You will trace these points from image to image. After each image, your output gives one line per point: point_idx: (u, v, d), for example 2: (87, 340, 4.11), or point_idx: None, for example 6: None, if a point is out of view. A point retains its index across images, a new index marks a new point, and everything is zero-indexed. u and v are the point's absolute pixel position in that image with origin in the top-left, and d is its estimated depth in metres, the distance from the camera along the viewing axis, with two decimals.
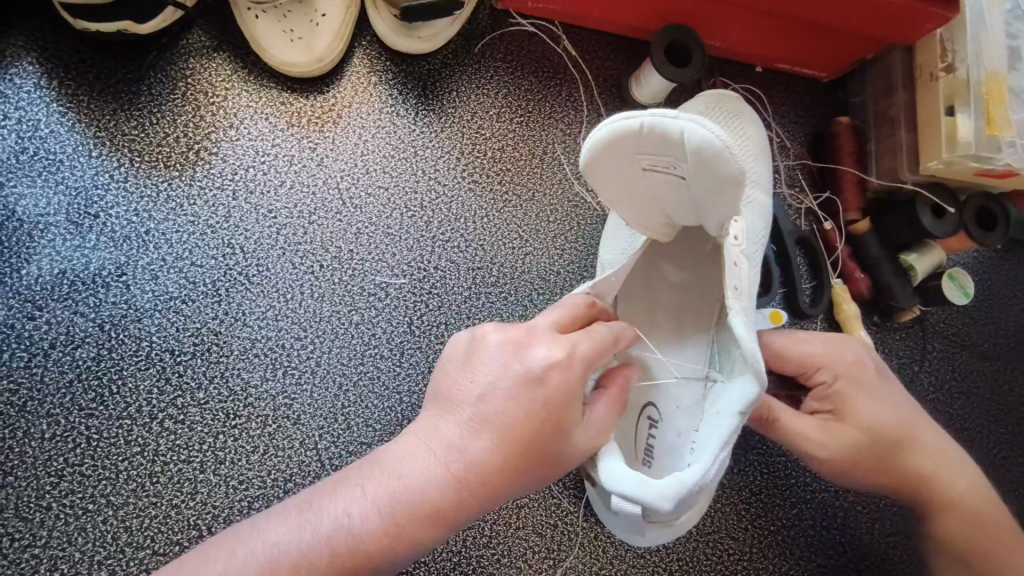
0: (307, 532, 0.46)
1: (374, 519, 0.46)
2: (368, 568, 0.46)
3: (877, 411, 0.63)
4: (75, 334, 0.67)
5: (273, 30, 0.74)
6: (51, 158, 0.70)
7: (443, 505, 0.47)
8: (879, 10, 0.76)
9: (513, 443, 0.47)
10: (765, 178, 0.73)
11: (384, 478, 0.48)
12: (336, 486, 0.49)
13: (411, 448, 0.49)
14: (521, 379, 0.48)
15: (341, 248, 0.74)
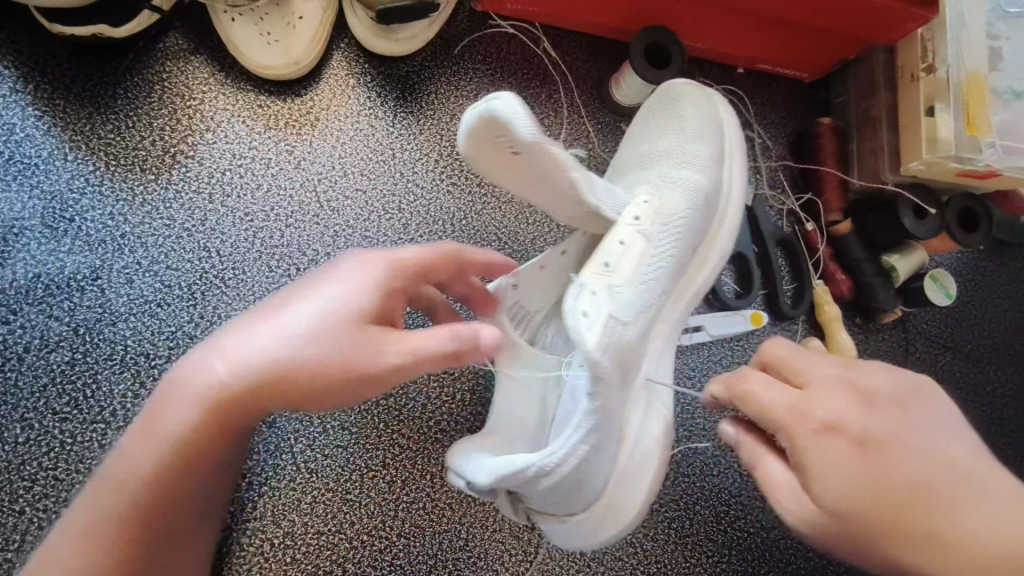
0: (134, 445, 0.49)
1: (185, 413, 0.49)
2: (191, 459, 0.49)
3: (855, 483, 0.45)
4: (49, 338, 0.67)
5: (249, 33, 0.73)
6: (26, 162, 0.70)
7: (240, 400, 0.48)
8: (860, 9, 0.76)
9: (322, 345, 0.49)
10: (714, 159, 0.71)
11: (196, 374, 0.50)
12: (157, 400, 0.51)
13: (219, 354, 0.49)
14: (343, 291, 0.51)
15: (317, 252, 0.74)
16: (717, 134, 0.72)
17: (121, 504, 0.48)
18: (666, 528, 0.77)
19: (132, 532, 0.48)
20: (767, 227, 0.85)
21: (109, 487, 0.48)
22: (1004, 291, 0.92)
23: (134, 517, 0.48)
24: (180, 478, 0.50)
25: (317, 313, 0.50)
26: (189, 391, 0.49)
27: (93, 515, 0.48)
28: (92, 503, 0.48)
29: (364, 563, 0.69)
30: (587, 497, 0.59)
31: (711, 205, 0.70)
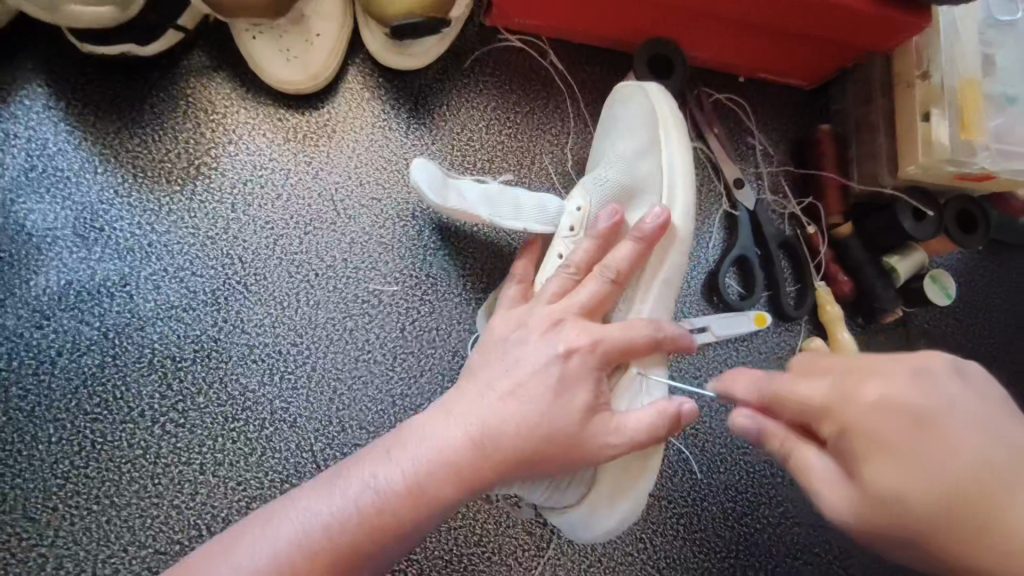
0: (453, 454, 0.52)
1: (456, 456, 0.52)
2: (413, 515, 0.50)
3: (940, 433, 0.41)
4: (80, 342, 0.70)
5: (269, 49, 0.77)
6: (58, 175, 0.73)
7: (512, 450, 0.53)
8: (854, 21, 0.78)
9: (540, 443, 0.54)
10: (647, 148, 0.72)
11: (419, 443, 0.53)
12: (412, 449, 0.52)
13: (551, 378, 0.56)
14: (602, 294, 0.62)
15: (335, 258, 0.77)
16: (652, 124, 0.73)
17: (336, 511, 0.49)
18: (674, 524, 0.79)
19: (394, 529, 0.50)
20: (770, 229, 0.87)
21: (409, 481, 0.51)
22: (1002, 291, 0.95)
23: (397, 523, 0.50)
24: (445, 508, 0.52)
25: (589, 293, 0.62)
26: (470, 419, 0.54)
27: (368, 503, 0.50)
28: (364, 485, 0.51)
29: None
30: (573, 488, 0.61)
31: (648, 196, 0.71)
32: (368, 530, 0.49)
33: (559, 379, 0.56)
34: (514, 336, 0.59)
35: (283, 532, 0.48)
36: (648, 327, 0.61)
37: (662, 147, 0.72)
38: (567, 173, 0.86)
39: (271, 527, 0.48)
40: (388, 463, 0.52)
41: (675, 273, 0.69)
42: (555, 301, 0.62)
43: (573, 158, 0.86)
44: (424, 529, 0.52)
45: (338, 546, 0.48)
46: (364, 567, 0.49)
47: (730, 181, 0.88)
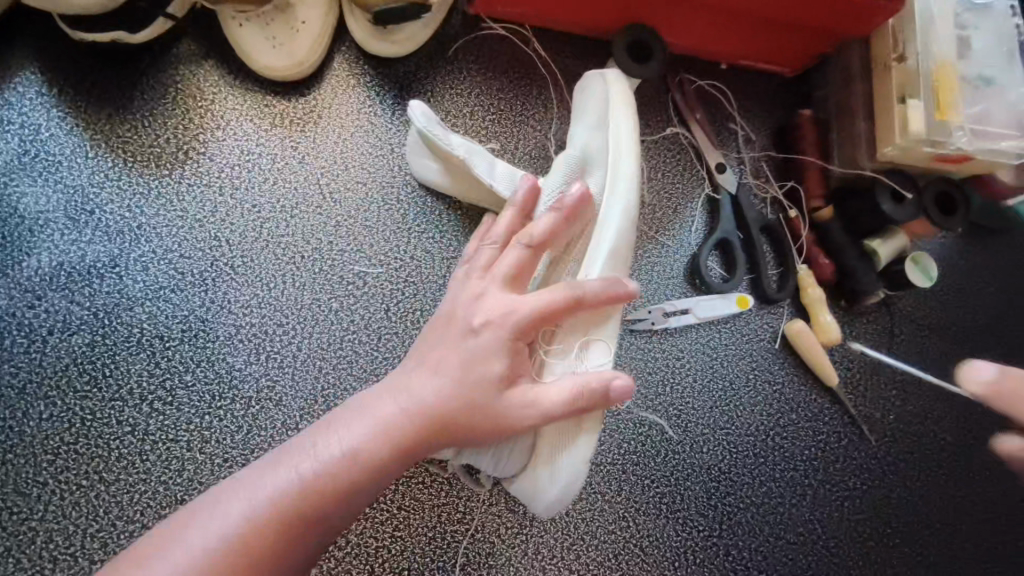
0: (394, 420, 0.54)
1: (402, 421, 0.55)
2: (355, 484, 0.52)
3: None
4: (70, 321, 0.72)
5: (256, 37, 0.79)
6: (51, 159, 0.75)
7: (455, 412, 0.56)
8: (829, 5, 0.80)
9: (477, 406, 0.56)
10: (596, 126, 0.76)
11: (364, 416, 0.55)
12: (355, 420, 0.54)
13: (473, 344, 0.58)
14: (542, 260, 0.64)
15: (320, 241, 0.79)
16: (603, 105, 0.77)
17: (284, 483, 0.50)
18: (656, 502, 0.80)
19: (338, 498, 0.51)
20: (752, 213, 0.88)
21: (349, 450, 0.53)
22: (985, 274, 0.95)
23: (341, 493, 0.51)
24: (386, 475, 0.54)
25: (512, 261, 0.63)
26: (407, 391, 0.56)
27: (312, 474, 0.51)
28: (313, 457, 0.52)
29: (367, 533, 0.72)
30: (514, 456, 0.64)
31: (593, 170, 0.74)
32: (321, 498, 0.51)
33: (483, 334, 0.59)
34: (462, 308, 0.61)
35: (235, 508, 0.49)
36: (570, 290, 0.61)
37: (610, 123, 0.75)
38: (550, 157, 0.87)
39: (235, 498, 0.50)
40: (334, 438, 0.53)
41: (620, 250, 0.70)
42: (481, 275, 0.63)
43: (556, 143, 0.88)
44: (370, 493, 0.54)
45: (286, 515, 0.49)
46: (306, 541, 0.50)
47: (711, 167, 0.89)
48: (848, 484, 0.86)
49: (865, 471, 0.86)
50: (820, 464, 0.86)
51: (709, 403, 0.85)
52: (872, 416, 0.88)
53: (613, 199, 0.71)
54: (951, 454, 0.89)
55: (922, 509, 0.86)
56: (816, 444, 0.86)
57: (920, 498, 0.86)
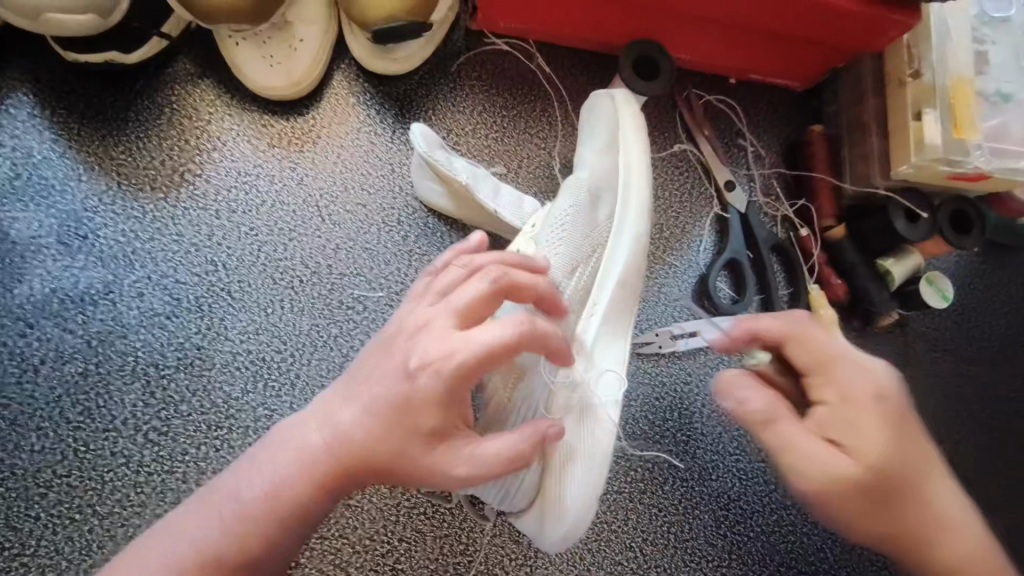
0: (313, 457, 0.48)
1: (324, 456, 0.48)
2: (275, 526, 0.47)
3: (876, 443, 0.53)
4: (63, 350, 0.70)
5: (253, 55, 0.77)
6: (43, 183, 0.73)
7: (378, 451, 0.48)
8: (842, 19, 0.77)
9: (399, 444, 0.48)
10: (606, 149, 0.77)
11: (282, 449, 0.49)
12: (275, 453, 0.49)
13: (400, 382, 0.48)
14: (499, 292, 0.52)
15: (319, 264, 0.77)
16: (612, 127, 0.78)
17: (203, 530, 0.46)
18: (665, 533, 0.78)
19: (266, 543, 0.47)
20: (762, 233, 0.86)
21: (267, 491, 0.47)
22: (1002, 292, 0.93)
23: (262, 538, 0.46)
24: (310, 516, 0.48)
25: (468, 294, 0.51)
26: (328, 420, 0.49)
27: (229, 519, 0.46)
28: (233, 501, 0.47)
29: (367, 567, 0.70)
30: (521, 493, 0.63)
31: (606, 194, 0.75)
32: (247, 544, 0.46)
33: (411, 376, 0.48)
34: (399, 341, 0.50)
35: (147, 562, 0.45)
36: (522, 326, 0.49)
37: (619, 148, 0.77)
38: (555, 177, 0.85)
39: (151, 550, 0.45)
40: (255, 478, 0.48)
41: (630, 276, 0.73)
42: (428, 303, 0.51)
43: (561, 161, 0.86)
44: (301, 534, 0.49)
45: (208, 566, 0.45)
46: None
47: (721, 184, 0.87)
48: None
49: None
50: None
51: (719, 429, 0.82)
52: None
53: (624, 226, 0.74)
54: (969, 479, 0.86)
55: None
56: None
57: None
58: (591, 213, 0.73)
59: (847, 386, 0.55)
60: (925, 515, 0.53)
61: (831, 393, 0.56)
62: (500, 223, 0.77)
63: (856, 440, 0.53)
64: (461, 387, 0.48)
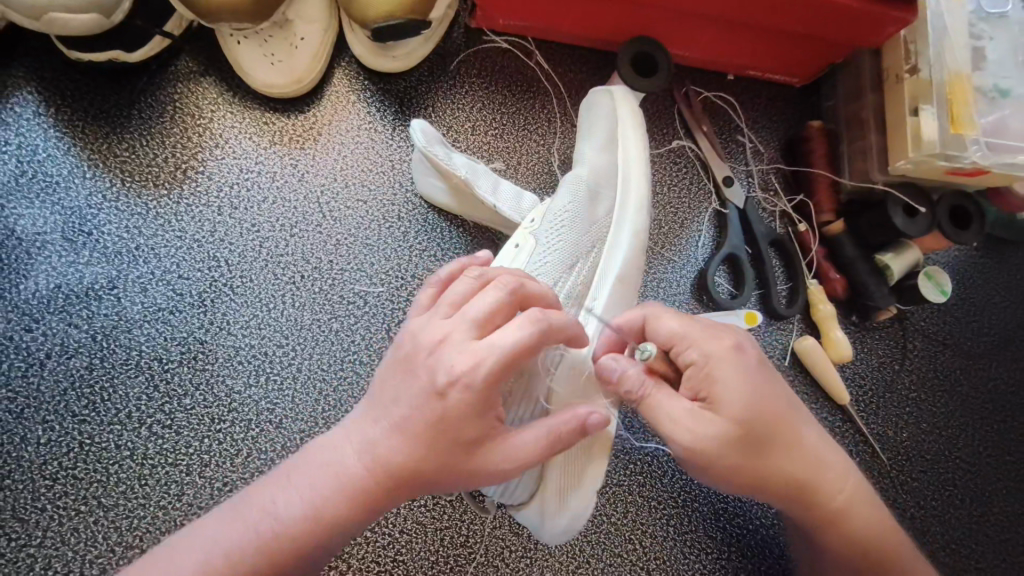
0: (349, 472, 0.49)
1: (361, 470, 0.49)
2: (314, 536, 0.49)
3: (741, 399, 0.55)
4: (69, 344, 0.71)
5: (254, 54, 0.78)
6: (48, 181, 0.74)
7: (413, 464, 0.49)
8: (839, 16, 0.78)
9: (434, 456, 0.49)
10: (605, 146, 0.77)
11: (318, 464, 0.50)
12: (310, 468, 0.50)
13: (437, 401, 0.48)
14: (515, 302, 0.51)
15: (321, 260, 0.78)
16: (611, 124, 0.78)
17: (237, 541, 0.48)
18: (664, 525, 0.78)
19: (296, 554, 0.49)
20: (761, 228, 0.86)
21: (306, 505, 0.49)
22: (1001, 287, 0.93)
23: (301, 547, 0.49)
24: (349, 527, 0.50)
25: (485, 302, 0.49)
26: (363, 440, 0.50)
27: (268, 532, 0.48)
28: (267, 512, 0.49)
29: (369, 558, 0.71)
30: (521, 487, 0.63)
31: (605, 191, 0.76)
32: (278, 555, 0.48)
33: (441, 391, 0.48)
34: (423, 355, 0.49)
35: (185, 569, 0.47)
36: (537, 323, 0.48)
37: (619, 147, 0.78)
38: (554, 172, 0.86)
39: (190, 555, 0.48)
40: (289, 492, 0.50)
41: (629, 273, 0.74)
42: (442, 316, 0.50)
43: (560, 158, 0.86)
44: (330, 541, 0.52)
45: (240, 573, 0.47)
46: None
47: (719, 180, 0.87)
48: None
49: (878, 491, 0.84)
50: None
51: None
52: (884, 435, 0.86)
53: (623, 223, 0.75)
54: (968, 472, 0.86)
55: (937, 530, 0.84)
56: None
57: (936, 518, 0.84)
58: (590, 209, 0.74)
59: (706, 344, 0.57)
60: (796, 461, 0.59)
61: (693, 355, 0.57)
62: (499, 218, 0.78)
63: (722, 397, 0.55)
64: (489, 399, 0.48)
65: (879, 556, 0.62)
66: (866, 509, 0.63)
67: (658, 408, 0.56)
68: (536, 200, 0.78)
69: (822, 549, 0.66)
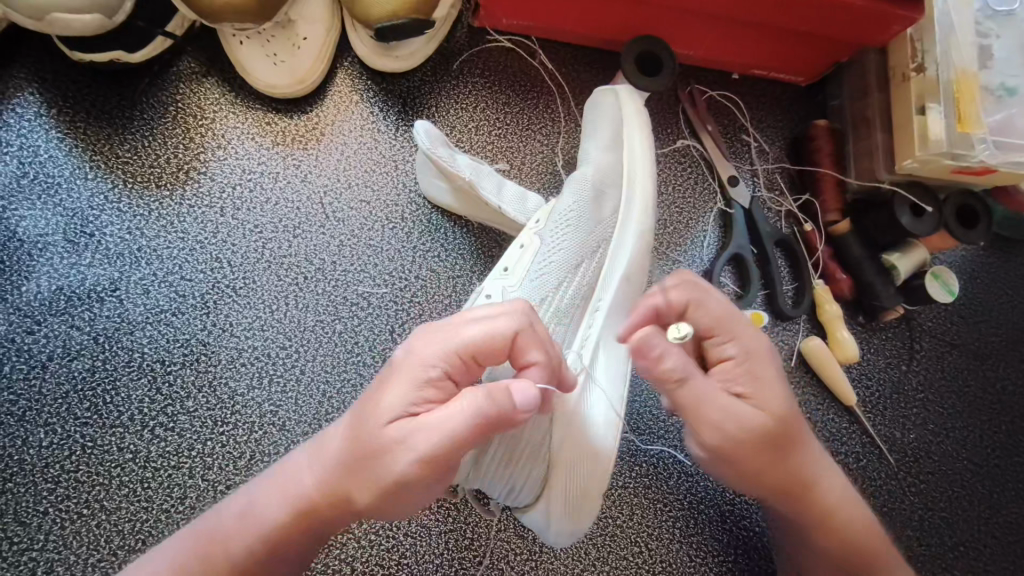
0: (294, 480, 0.52)
1: (304, 479, 0.52)
2: (259, 545, 0.52)
3: (780, 397, 0.58)
4: (71, 346, 0.71)
5: (256, 54, 0.77)
6: (50, 181, 0.74)
7: (342, 471, 0.50)
8: (845, 14, 0.77)
9: (359, 464, 0.49)
10: (609, 145, 0.77)
11: (275, 474, 0.54)
12: (269, 478, 0.54)
13: (373, 396, 0.50)
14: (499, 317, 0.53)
15: (324, 261, 0.77)
16: (616, 123, 0.78)
17: (183, 545, 0.53)
18: (670, 527, 0.78)
19: (237, 560, 0.51)
20: (766, 227, 0.86)
21: (250, 511, 0.53)
22: (1009, 286, 0.92)
23: (241, 553, 0.51)
24: (295, 537, 0.52)
25: (477, 313, 0.53)
26: (313, 451, 0.53)
27: (211, 536, 0.52)
28: (223, 526, 0.53)
29: (373, 561, 0.71)
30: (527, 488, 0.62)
31: (610, 190, 0.75)
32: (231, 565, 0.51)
33: (390, 377, 0.50)
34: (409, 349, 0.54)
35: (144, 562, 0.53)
36: (493, 390, 0.47)
37: (624, 146, 0.77)
38: (558, 172, 0.85)
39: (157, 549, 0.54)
40: (246, 505, 0.53)
41: (635, 272, 0.74)
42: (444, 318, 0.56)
43: (564, 157, 0.86)
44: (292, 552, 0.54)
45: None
46: None
47: (724, 180, 0.87)
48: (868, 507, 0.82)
49: (885, 493, 0.83)
50: None
51: None
52: (892, 436, 0.86)
53: (628, 222, 0.75)
54: (976, 474, 0.86)
55: (945, 532, 0.83)
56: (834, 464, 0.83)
57: (944, 520, 0.83)
58: (595, 208, 0.73)
59: (749, 342, 0.59)
60: (810, 461, 0.61)
61: (733, 350, 0.59)
62: (503, 219, 0.77)
63: (760, 392, 0.58)
64: (434, 388, 0.50)
65: (864, 553, 0.64)
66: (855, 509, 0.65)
67: (694, 395, 0.56)
68: (541, 200, 0.77)
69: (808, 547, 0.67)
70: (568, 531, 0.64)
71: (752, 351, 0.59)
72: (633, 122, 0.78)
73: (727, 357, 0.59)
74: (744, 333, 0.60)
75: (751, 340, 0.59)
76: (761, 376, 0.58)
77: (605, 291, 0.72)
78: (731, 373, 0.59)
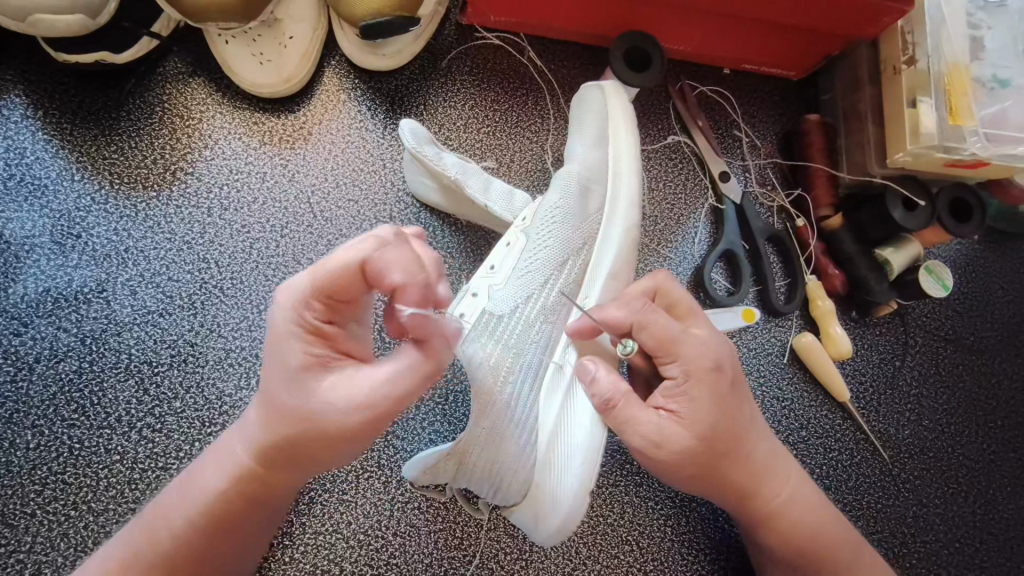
0: (230, 454, 0.55)
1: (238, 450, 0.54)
2: (202, 517, 0.54)
3: (709, 417, 0.58)
4: (58, 348, 0.70)
5: (243, 54, 0.77)
6: (36, 183, 0.73)
7: (270, 438, 0.52)
8: (835, 7, 0.77)
9: (283, 429, 0.51)
10: (595, 142, 0.76)
11: (211, 454, 0.56)
12: (207, 458, 0.56)
13: (272, 360, 0.51)
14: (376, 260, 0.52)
15: (311, 261, 0.77)
16: (603, 119, 0.77)
17: (130, 531, 0.54)
18: (661, 525, 0.77)
19: (184, 536, 0.53)
20: (757, 222, 0.85)
21: (191, 490, 0.55)
22: (1004, 281, 0.92)
23: (187, 526, 0.54)
24: (237, 507, 0.55)
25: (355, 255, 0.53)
26: (240, 426, 0.55)
27: (156, 517, 0.54)
28: (170, 507, 0.55)
29: (362, 561, 0.70)
30: (508, 490, 0.63)
31: (597, 186, 0.75)
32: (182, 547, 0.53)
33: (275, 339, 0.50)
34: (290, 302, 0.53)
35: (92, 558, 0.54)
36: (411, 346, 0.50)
37: (609, 143, 0.77)
38: (548, 170, 0.85)
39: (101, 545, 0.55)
40: (187, 488, 0.55)
41: (621, 269, 0.74)
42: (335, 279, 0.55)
43: (554, 155, 0.85)
44: (246, 524, 0.57)
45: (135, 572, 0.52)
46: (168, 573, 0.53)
47: (715, 175, 0.86)
48: (861, 504, 0.82)
49: (879, 490, 0.83)
50: (833, 484, 0.82)
51: None
52: (886, 432, 0.85)
53: (614, 218, 0.75)
54: (971, 470, 0.85)
55: (939, 529, 0.82)
56: (827, 461, 0.83)
57: (938, 517, 0.83)
58: (582, 205, 0.73)
59: (689, 362, 0.59)
60: (745, 471, 0.62)
61: (676, 370, 0.59)
62: (489, 216, 0.76)
63: (694, 412, 0.58)
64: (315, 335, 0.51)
65: (812, 556, 0.66)
66: (805, 513, 0.66)
67: (631, 416, 0.58)
68: (528, 198, 0.77)
69: (761, 548, 0.69)
70: (548, 532, 0.63)
71: (692, 370, 0.59)
72: (618, 117, 0.78)
73: (668, 374, 0.60)
74: (681, 350, 0.59)
75: (690, 357, 0.59)
76: (695, 397, 0.58)
77: (592, 290, 0.72)
78: (670, 390, 0.60)
